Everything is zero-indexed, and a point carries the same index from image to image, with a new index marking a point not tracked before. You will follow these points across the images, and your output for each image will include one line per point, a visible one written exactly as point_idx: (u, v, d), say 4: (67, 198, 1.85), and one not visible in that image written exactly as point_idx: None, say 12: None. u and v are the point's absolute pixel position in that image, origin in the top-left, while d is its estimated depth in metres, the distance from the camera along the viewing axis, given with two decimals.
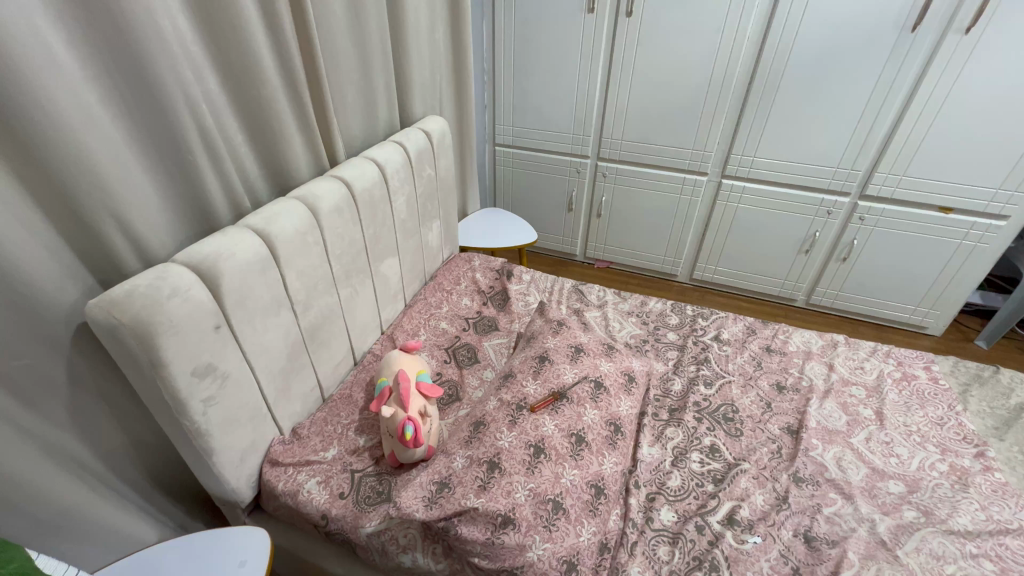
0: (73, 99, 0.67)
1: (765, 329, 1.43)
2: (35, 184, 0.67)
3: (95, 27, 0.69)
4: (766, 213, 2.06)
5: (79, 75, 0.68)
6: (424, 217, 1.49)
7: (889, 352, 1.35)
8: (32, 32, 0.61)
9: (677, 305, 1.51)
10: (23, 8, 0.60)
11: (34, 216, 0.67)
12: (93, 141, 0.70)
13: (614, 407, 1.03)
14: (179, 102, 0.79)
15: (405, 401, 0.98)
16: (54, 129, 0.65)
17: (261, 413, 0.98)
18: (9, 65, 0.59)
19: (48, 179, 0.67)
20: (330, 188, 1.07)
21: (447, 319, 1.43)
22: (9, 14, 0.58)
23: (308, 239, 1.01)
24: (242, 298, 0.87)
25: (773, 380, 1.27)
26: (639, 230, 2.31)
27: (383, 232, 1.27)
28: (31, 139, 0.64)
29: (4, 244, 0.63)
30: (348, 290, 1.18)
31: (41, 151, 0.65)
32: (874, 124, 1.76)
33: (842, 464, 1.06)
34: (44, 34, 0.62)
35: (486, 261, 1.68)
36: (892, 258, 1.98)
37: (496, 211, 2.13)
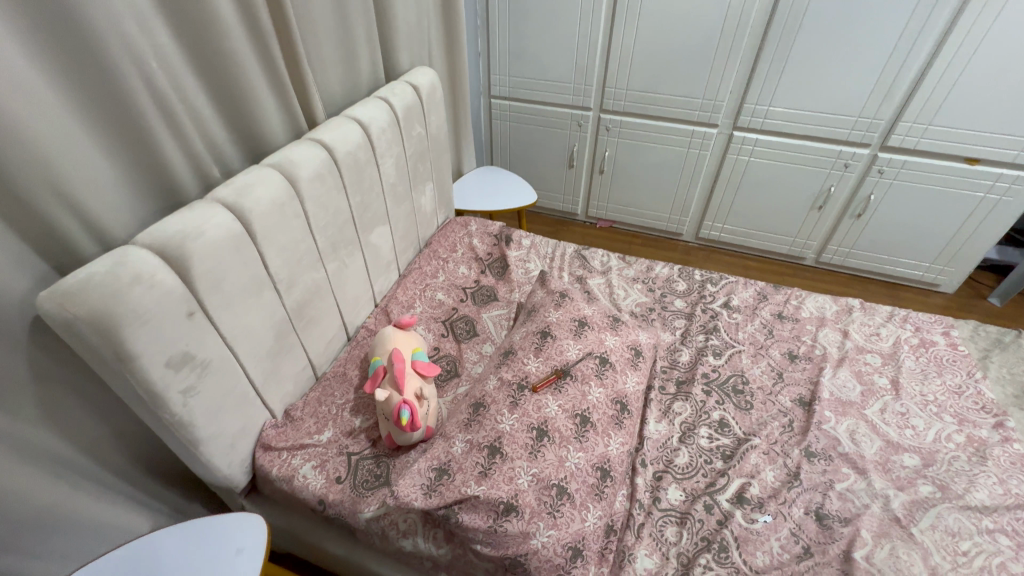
0: None
1: (777, 294, 1.36)
2: None
3: None
4: (779, 168, 1.94)
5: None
6: (415, 181, 1.39)
7: (907, 316, 1.29)
8: None
9: (684, 270, 1.44)
10: None
11: None
12: (24, 110, 0.60)
13: (620, 384, 0.99)
14: (122, 58, 0.69)
15: (400, 384, 0.93)
16: None
17: (249, 398, 0.93)
18: None
19: None
20: (309, 153, 0.97)
21: (443, 290, 1.36)
22: None
23: (288, 211, 0.92)
24: (218, 281, 0.79)
25: (785, 349, 1.21)
26: (644, 187, 2.20)
27: (371, 199, 1.18)
28: None
29: None
30: (336, 264, 1.10)
31: None
32: (902, 68, 1.61)
33: (855, 437, 1.02)
34: None
35: (483, 226, 1.59)
36: (910, 214, 1.89)
37: (494, 170, 2.01)
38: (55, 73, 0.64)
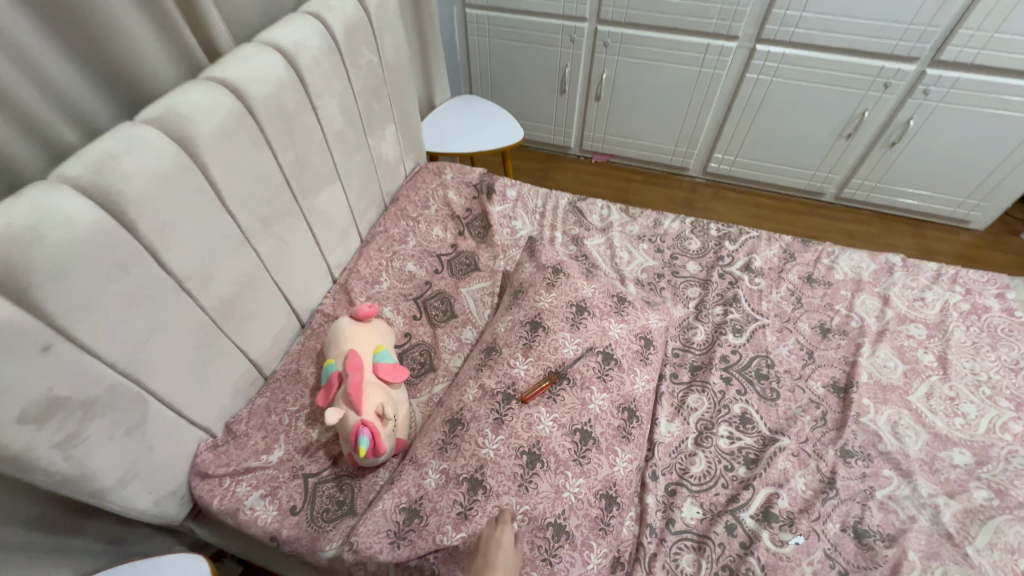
0: None
1: (806, 252, 1.16)
2: None
3: None
4: (806, 90, 1.66)
5: None
6: (371, 123, 1.12)
7: (957, 276, 1.11)
8: None
9: (698, 223, 1.22)
10: None
11: None
12: None
13: (628, 385, 0.81)
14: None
15: (356, 401, 0.75)
16: None
17: (171, 423, 0.75)
18: None
19: None
20: (208, 99, 0.70)
21: (414, 259, 1.15)
22: None
23: (183, 186, 0.68)
24: (85, 298, 0.58)
25: (816, 321, 1.04)
26: (647, 115, 1.91)
27: (310, 153, 0.92)
28: None
29: None
30: (272, 243, 0.88)
31: None
32: None
33: (898, 430, 0.88)
34: None
35: (459, 173, 1.33)
36: (952, 143, 1.64)
37: (473, 99, 1.70)
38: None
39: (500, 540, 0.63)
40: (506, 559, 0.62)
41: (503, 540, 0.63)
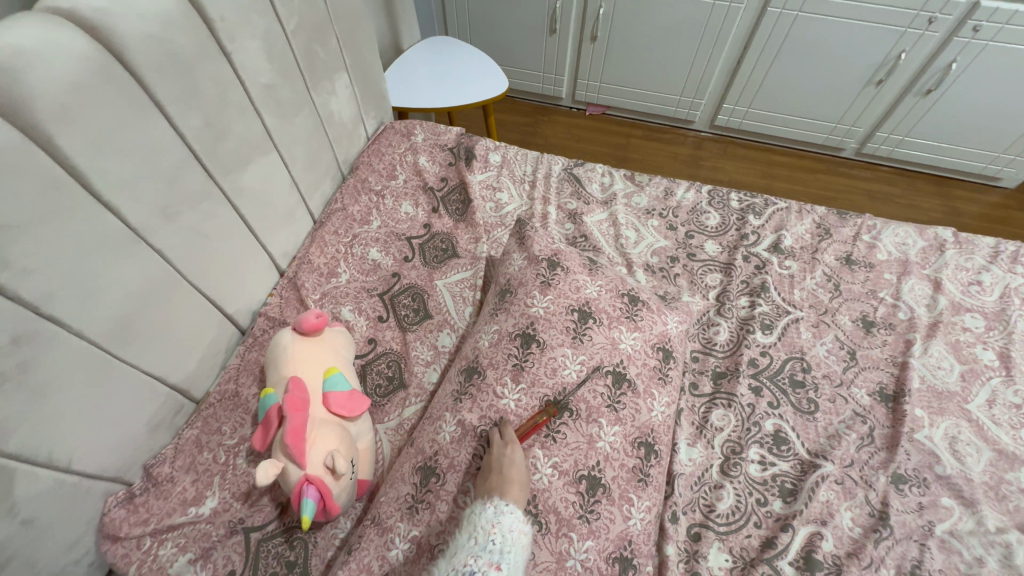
0: None
1: (843, 227, 0.99)
2: None
3: None
4: (837, 26, 1.42)
5: None
6: (314, 73, 0.88)
7: (1018, 254, 0.95)
8: None
9: (717, 194, 1.03)
10: None
11: None
12: None
13: (645, 414, 0.65)
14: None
15: (298, 451, 0.58)
16: None
17: (57, 486, 0.57)
18: None
19: None
20: (46, 41, 0.48)
21: (378, 243, 0.95)
22: None
23: (19, 173, 0.46)
24: None
25: (857, 313, 0.88)
26: (650, 58, 1.66)
27: (227, 116, 0.70)
28: None
29: None
30: (183, 238, 0.67)
31: None
32: None
33: (957, 448, 0.74)
34: None
35: (432, 134, 1.11)
36: (995, 89, 1.45)
37: (447, 41, 1.43)
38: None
39: (511, 457, 0.57)
40: (519, 475, 0.56)
41: (515, 457, 0.57)
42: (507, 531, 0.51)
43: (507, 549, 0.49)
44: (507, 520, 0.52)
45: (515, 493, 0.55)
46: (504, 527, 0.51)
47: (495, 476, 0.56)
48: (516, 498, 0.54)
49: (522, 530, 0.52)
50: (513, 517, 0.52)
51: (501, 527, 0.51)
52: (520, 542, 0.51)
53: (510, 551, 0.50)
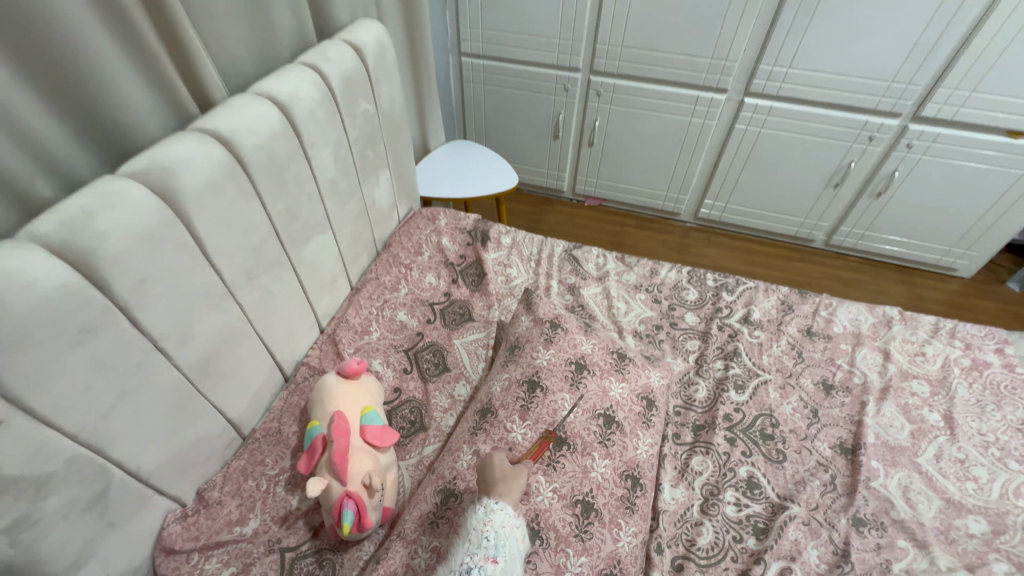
0: None
1: (804, 304, 1.15)
2: None
3: None
4: (794, 140, 1.70)
5: None
6: (365, 171, 1.10)
7: (955, 330, 1.10)
8: None
9: (695, 273, 1.21)
10: None
11: None
12: None
13: (631, 451, 0.77)
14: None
15: (341, 471, 0.70)
16: None
17: (135, 496, 0.68)
18: None
19: None
20: (195, 153, 0.68)
21: (406, 308, 1.11)
22: None
23: (165, 241, 0.64)
24: (44, 367, 0.53)
25: (819, 377, 1.02)
26: (639, 160, 1.94)
27: (301, 203, 0.90)
28: None
29: None
30: (257, 296, 0.84)
31: None
32: (949, 25, 1.36)
33: (910, 496, 0.84)
34: None
35: (454, 219, 1.32)
36: (936, 194, 1.68)
37: (467, 144, 1.70)
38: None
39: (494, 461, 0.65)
40: (502, 472, 0.65)
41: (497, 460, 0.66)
42: (499, 528, 0.59)
43: (501, 543, 0.58)
44: (497, 518, 0.60)
45: (505, 493, 0.63)
46: (496, 524, 0.59)
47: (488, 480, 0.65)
48: (506, 495, 0.63)
49: (512, 525, 0.60)
50: (503, 514, 0.61)
51: (493, 525, 0.60)
52: (513, 535, 0.60)
53: (504, 543, 0.58)
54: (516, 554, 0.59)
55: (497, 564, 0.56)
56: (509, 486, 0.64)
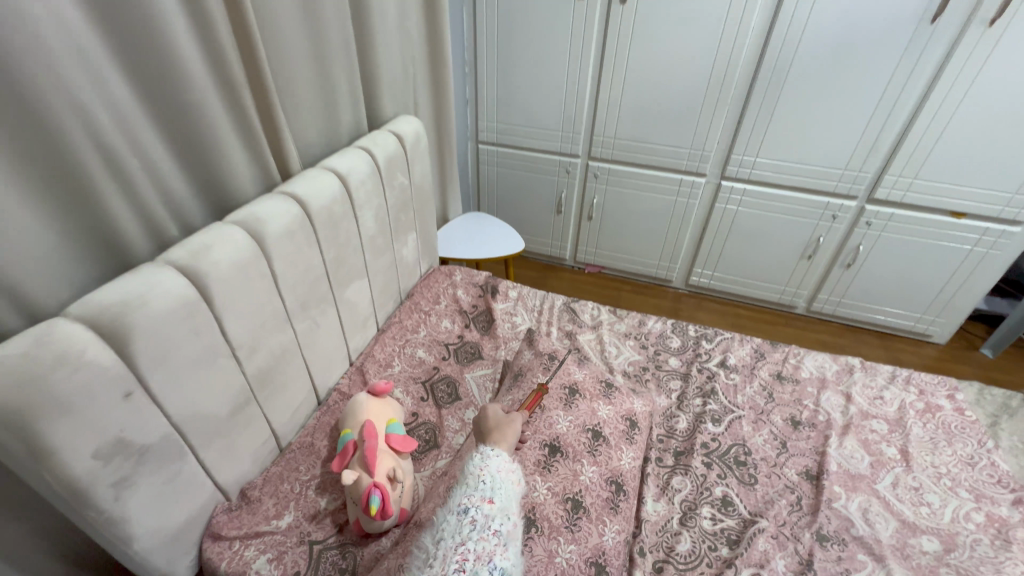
0: None
1: (775, 352, 1.30)
2: None
3: None
4: (767, 217, 1.94)
5: None
6: (397, 231, 1.33)
7: (910, 378, 1.24)
8: None
9: (678, 325, 1.38)
10: None
11: None
12: None
13: (616, 461, 0.90)
14: (56, 99, 0.60)
15: (371, 464, 0.83)
16: None
17: (197, 482, 0.81)
18: None
19: None
20: (279, 208, 0.90)
21: (424, 346, 1.28)
22: None
23: (252, 270, 0.84)
24: (162, 356, 0.70)
25: (788, 414, 1.14)
26: (633, 233, 2.18)
27: (347, 253, 1.11)
28: None
29: None
30: (307, 324, 1.02)
31: None
32: (886, 123, 1.63)
33: (868, 517, 0.95)
34: None
35: (468, 276, 1.52)
36: (899, 265, 1.88)
37: (480, 215, 1.96)
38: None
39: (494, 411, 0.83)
40: (497, 418, 0.83)
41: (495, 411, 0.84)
42: (494, 473, 0.69)
43: (496, 486, 0.67)
44: (493, 465, 0.71)
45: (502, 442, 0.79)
46: (492, 470, 0.70)
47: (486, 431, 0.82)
48: (500, 440, 0.79)
49: (506, 471, 0.71)
50: (498, 460, 0.72)
51: (489, 471, 0.70)
52: (508, 478, 0.70)
53: (499, 486, 0.68)
54: (511, 495, 0.68)
55: (493, 504, 0.65)
56: (504, 435, 0.81)
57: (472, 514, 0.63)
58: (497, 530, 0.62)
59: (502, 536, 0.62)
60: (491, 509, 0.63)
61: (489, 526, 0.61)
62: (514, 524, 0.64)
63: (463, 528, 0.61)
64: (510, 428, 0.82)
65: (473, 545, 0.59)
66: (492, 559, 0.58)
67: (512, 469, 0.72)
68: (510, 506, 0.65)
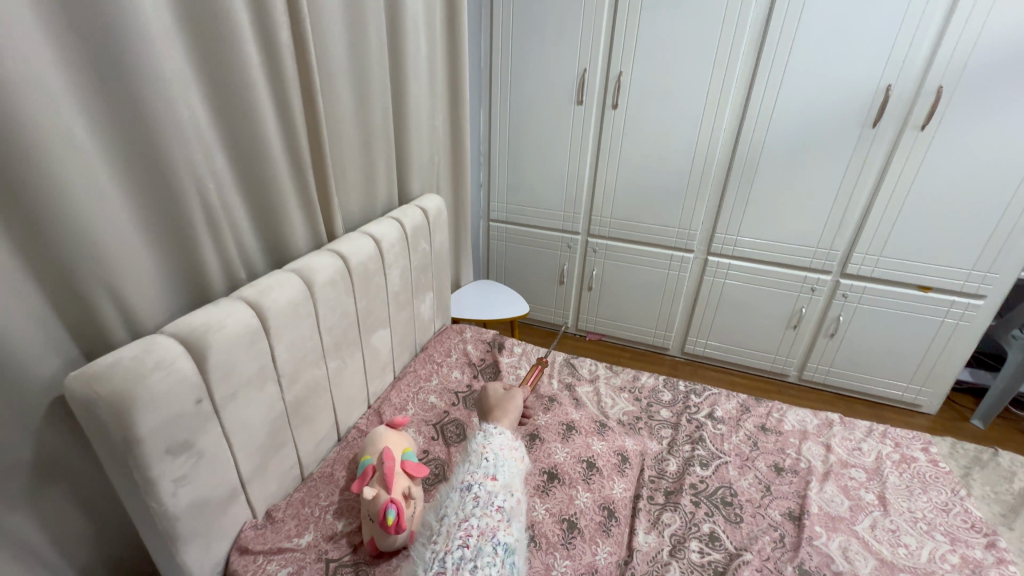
0: (87, 186, 0.69)
1: (759, 407, 1.41)
2: (43, 272, 0.67)
3: (122, 124, 0.73)
4: (752, 290, 2.11)
5: (102, 166, 0.71)
6: (417, 290, 1.51)
7: (886, 432, 1.33)
8: (61, 132, 0.65)
9: (669, 380, 1.50)
10: (57, 112, 0.64)
11: (43, 305, 0.68)
12: (100, 225, 0.71)
13: (607, 489, 1.07)
14: (182, 167, 0.80)
15: (389, 482, 0.93)
16: (69, 218, 0.67)
17: (234, 494, 0.91)
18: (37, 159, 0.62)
19: (54, 264, 0.68)
20: (325, 261, 1.09)
21: (436, 393, 1.40)
22: (42, 116, 0.62)
23: (301, 310, 1.01)
24: (227, 372, 0.85)
25: (772, 461, 1.23)
26: (629, 303, 2.35)
27: (375, 304, 1.28)
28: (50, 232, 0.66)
29: (6, 331, 0.64)
30: (337, 363, 1.16)
31: (57, 242, 0.67)
32: (847, 207, 1.86)
33: (848, 555, 1.00)
34: (73, 135, 0.66)
35: (477, 334, 1.68)
36: (880, 335, 2.00)
37: (489, 283, 2.15)
38: (118, 171, 0.73)
39: (495, 391, 1.04)
40: (498, 396, 1.02)
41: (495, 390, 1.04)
42: (496, 455, 0.81)
43: (499, 466, 0.79)
44: (495, 445, 0.83)
45: (505, 416, 0.97)
46: (494, 451, 0.82)
47: (489, 407, 1.01)
48: (501, 414, 0.97)
49: (506, 451, 0.83)
50: (501, 438, 0.86)
51: (491, 451, 0.82)
52: (507, 458, 0.82)
53: (500, 466, 0.80)
54: (512, 475, 0.80)
55: (496, 482, 0.76)
56: (504, 410, 0.99)
57: (475, 492, 0.74)
58: (500, 506, 0.72)
59: (505, 513, 0.73)
60: (494, 486, 0.75)
61: (491, 503, 0.72)
62: (514, 501, 0.76)
63: (468, 506, 0.72)
64: (508, 404, 1.01)
65: (476, 522, 0.70)
66: (495, 535, 0.68)
67: (512, 447, 0.86)
68: (510, 484, 0.77)
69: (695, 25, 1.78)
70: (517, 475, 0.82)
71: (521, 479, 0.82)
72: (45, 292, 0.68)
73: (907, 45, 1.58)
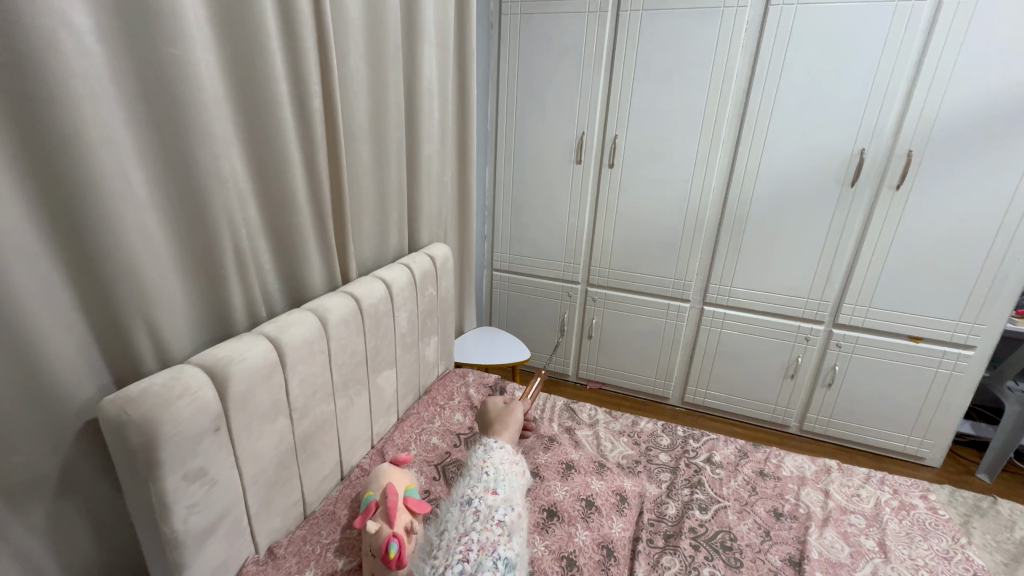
0: (138, 224, 0.77)
1: (757, 452, 1.43)
2: (92, 301, 0.74)
3: (173, 173, 0.82)
4: (748, 339, 2.16)
5: (151, 208, 0.80)
6: (423, 333, 1.57)
7: (884, 479, 1.34)
8: (123, 177, 0.74)
9: (667, 426, 1.52)
10: (122, 161, 0.74)
11: (86, 333, 0.75)
12: (144, 260, 0.79)
13: (606, 528, 1.08)
14: (220, 212, 0.89)
15: (391, 516, 0.95)
16: (119, 252, 0.75)
17: (240, 526, 0.93)
18: (102, 199, 0.71)
19: (102, 293, 0.75)
20: (339, 301, 1.16)
21: (438, 435, 1.42)
22: (110, 164, 0.72)
23: (315, 347, 1.07)
24: (245, 403, 0.90)
25: (771, 506, 1.24)
26: (629, 351, 2.40)
27: (383, 344, 1.34)
28: (104, 263, 0.74)
29: (51, 356, 0.70)
30: (345, 400, 1.20)
31: (107, 273, 0.74)
32: (834, 260, 1.95)
33: None
34: (132, 180, 0.76)
35: (480, 378, 1.73)
36: (876, 385, 2.03)
37: (491, 329, 2.21)
38: (165, 216, 0.83)
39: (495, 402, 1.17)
40: (498, 408, 1.15)
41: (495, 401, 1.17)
42: (497, 471, 0.90)
43: (499, 480, 0.88)
44: (495, 459, 0.94)
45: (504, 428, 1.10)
46: (495, 466, 0.91)
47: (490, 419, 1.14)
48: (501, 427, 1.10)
49: (505, 467, 0.93)
50: (500, 451, 0.97)
51: (492, 466, 0.92)
52: (507, 475, 0.91)
53: (500, 480, 0.88)
54: (510, 489, 0.89)
55: (497, 496, 0.85)
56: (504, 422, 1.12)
57: (475, 506, 0.83)
58: (500, 521, 0.80)
59: (506, 528, 0.80)
60: (494, 499, 0.83)
61: (491, 518, 0.80)
62: (514, 515, 0.84)
63: (467, 522, 0.79)
64: (508, 416, 1.13)
65: (476, 536, 0.77)
66: (496, 549, 0.75)
67: (512, 463, 0.97)
68: (509, 499, 0.86)
69: (683, 95, 1.95)
70: (516, 489, 0.92)
71: (521, 494, 0.91)
72: (89, 324, 0.75)
73: (876, 114, 1.74)
